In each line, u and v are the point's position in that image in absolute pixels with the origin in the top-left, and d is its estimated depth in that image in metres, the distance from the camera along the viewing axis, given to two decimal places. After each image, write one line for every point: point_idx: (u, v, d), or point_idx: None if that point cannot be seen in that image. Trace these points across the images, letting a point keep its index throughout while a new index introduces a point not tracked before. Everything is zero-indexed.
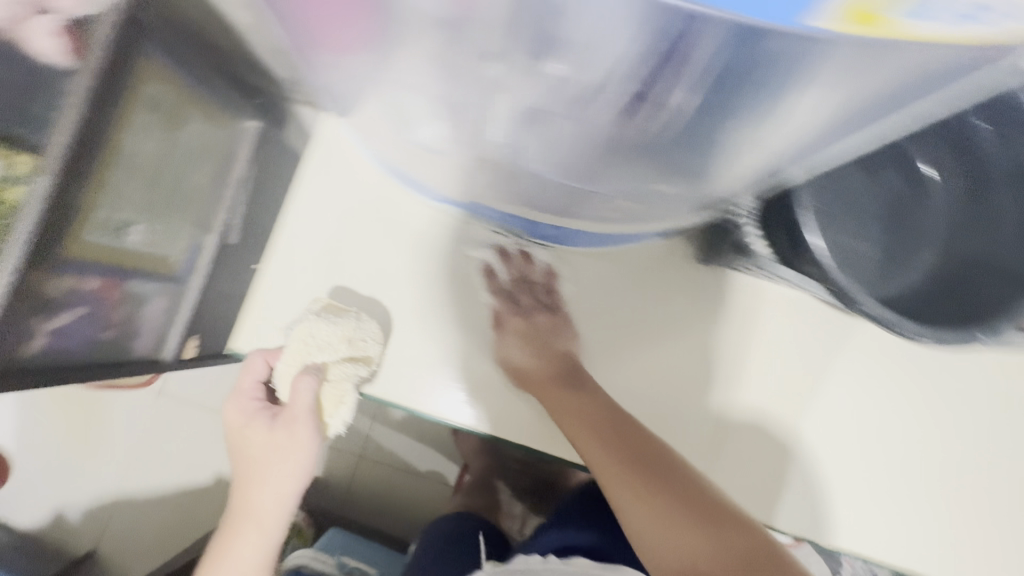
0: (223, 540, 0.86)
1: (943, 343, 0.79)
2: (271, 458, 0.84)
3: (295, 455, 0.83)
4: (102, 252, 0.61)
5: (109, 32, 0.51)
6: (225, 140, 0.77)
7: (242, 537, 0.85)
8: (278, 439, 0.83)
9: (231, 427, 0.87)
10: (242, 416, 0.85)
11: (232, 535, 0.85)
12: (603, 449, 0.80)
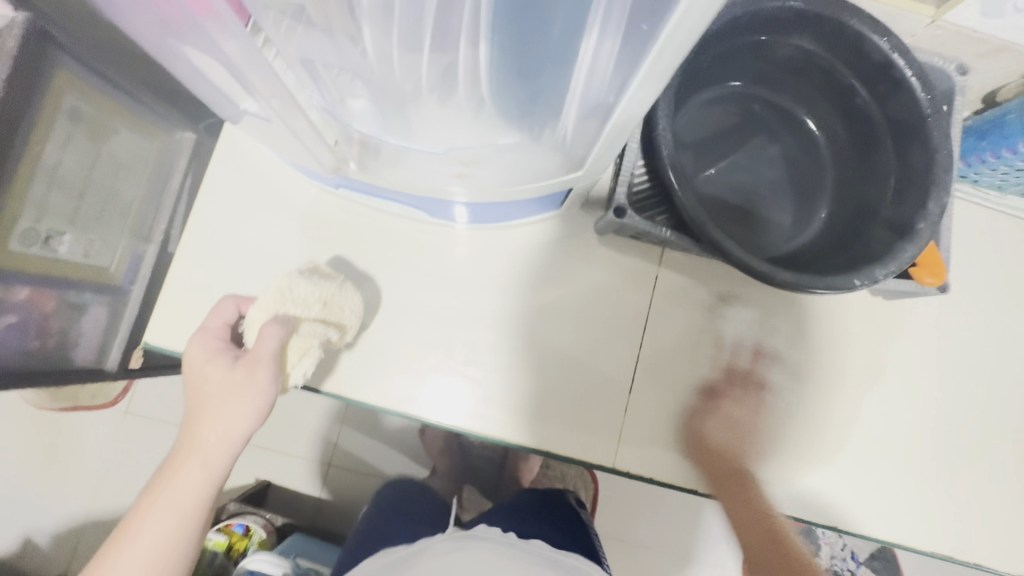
0: (152, 486, 0.52)
1: (819, 290, 0.45)
2: (224, 407, 0.50)
3: (258, 398, 0.50)
4: (27, 259, 0.63)
5: (11, 43, 0.53)
6: (157, 152, 0.78)
7: (157, 512, 0.51)
8: (254, 384, 0.50)
9: (188, 373, 0.52)
10: (203, 356, 0.51)
11: (166, 484, 0.52)
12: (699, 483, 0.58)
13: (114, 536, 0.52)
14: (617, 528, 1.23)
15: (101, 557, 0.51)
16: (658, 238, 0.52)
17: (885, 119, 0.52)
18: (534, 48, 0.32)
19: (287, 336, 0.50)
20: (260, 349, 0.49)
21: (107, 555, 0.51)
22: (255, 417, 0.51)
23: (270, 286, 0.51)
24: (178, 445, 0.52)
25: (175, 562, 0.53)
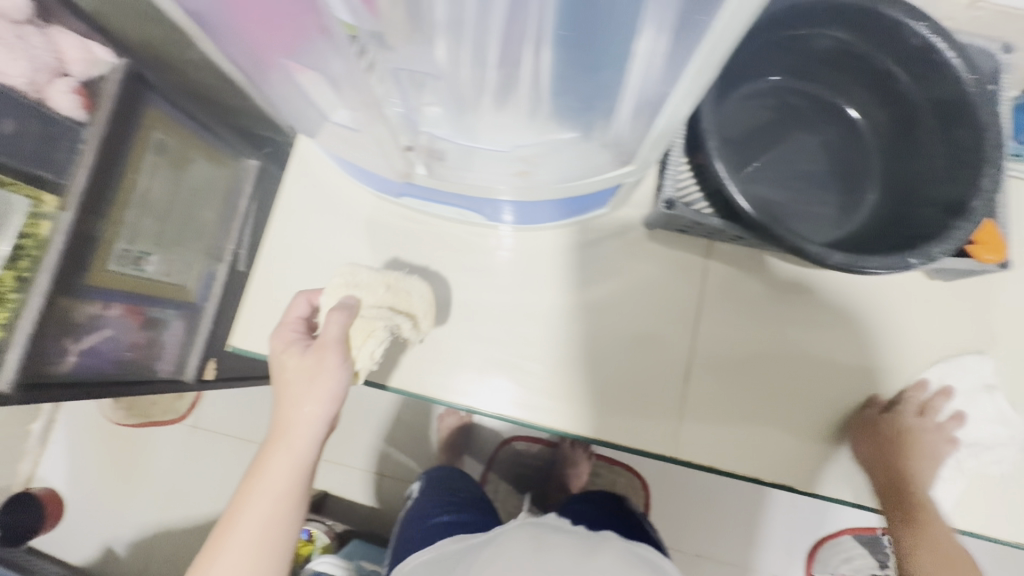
0: (251, 474, 0.58)
1: (874, 271, 0.46)
2: (303, 395, 0.55)
3: (330, 377, 0.54)
4: (123, 279, 0.70)
5: (115, 87, 0.60)
6: (227, 179, 0.86)
7: (256, 496, 0.56)
8: (326, 366, 0.54)
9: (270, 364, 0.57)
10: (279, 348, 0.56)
11: (260, 473, 0.57)
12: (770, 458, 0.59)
13: (219, 523, 0.57)
14: (672, 535, 1.21)
15: (213, 542, 0.57)
16: (709, 228, 0.53)
17: (927, 100, 0.52)
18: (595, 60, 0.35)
19: (351, 321, 0.54)
20: (326, 335, 0.53)
21: (217, 535, 0.56)
22: (330, 398, 0.55)
23: (336, 275, 0.57)
24: (271, 438, 0.58)
25: (278, 543, 0.57)
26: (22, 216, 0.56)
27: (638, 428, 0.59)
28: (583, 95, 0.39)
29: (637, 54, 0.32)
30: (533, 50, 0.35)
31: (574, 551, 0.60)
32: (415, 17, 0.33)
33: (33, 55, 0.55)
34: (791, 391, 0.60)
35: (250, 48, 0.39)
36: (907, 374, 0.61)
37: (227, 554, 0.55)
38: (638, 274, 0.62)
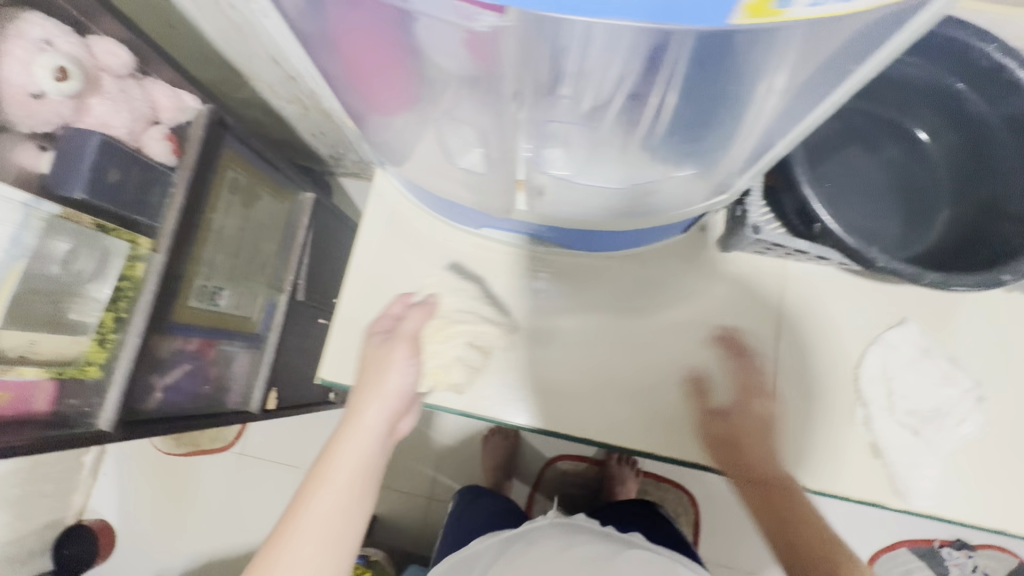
0: (313, 476, 0.51)
1: (966, 289, 0.46)
2: (382, 388, 0.53)
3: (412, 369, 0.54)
4: (202, 314, 0.72)
5: (201, 129, 0.60)
6: (286, 212, 0.89)
7: (323, 495, 0.49)
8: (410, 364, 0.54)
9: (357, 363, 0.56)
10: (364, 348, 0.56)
11: (325, 472, 0.50)
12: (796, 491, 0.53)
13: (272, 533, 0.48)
14: (723, 554, 1.18)
15: (266, 552, 0.47)
16: (797, 249, 0.54)
17: (997, 118, 0.52)
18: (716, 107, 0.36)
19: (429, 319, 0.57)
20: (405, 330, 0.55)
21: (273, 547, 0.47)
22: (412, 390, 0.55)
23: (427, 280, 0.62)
24: (335, 436, 0.52)
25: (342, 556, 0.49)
26: (123, 259, 0.57)
27: (606, 428, 0.57)
28: (695, 140, 0.40)
29: (772, 91, 0.34)
30: (662, 92, 0.35)
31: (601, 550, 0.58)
32: (552, 72, 0.34)
33: (133, 106, 0.55)
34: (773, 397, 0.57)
35: (383, 101, 0.42)
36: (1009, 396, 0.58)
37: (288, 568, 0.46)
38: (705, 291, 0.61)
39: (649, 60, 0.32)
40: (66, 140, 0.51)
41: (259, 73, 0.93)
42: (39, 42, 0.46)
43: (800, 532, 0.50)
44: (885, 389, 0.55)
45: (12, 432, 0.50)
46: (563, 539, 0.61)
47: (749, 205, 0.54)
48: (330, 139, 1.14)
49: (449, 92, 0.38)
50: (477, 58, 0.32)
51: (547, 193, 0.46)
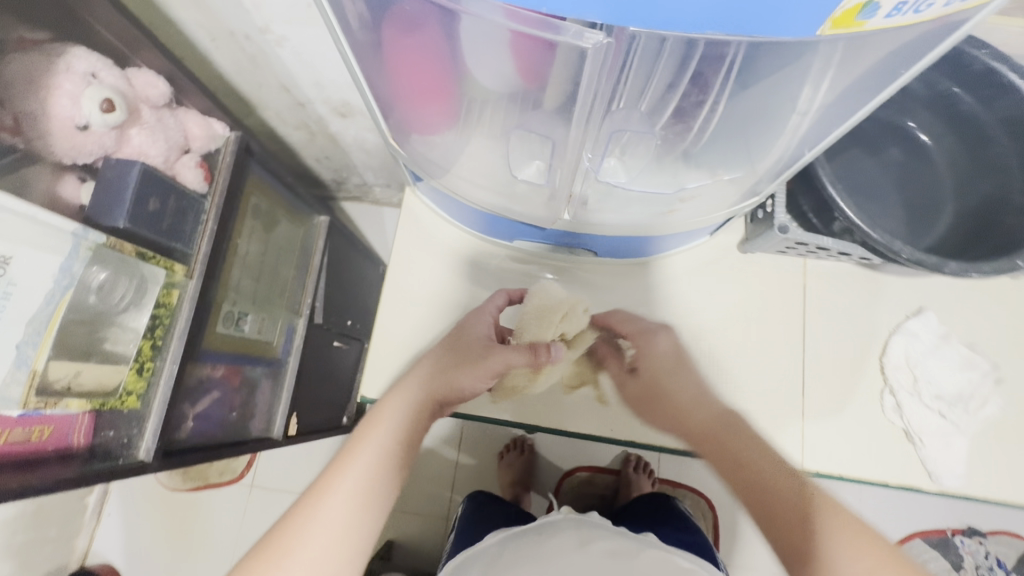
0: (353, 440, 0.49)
1: (984, 276, 0.49)
2: (440, 366, 0.54)
3: (483, 347, 0.55)
4: (230, 340, 0.72)
5: (231, 158, 0.62)
6: (302, 236, 0.90)
7: (359, 453, 0.47)
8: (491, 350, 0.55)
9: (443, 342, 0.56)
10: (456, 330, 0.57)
11: (366, 433, 0.49)
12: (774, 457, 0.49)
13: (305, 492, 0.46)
14: (746, 559, 1.12)
15: (295, 510, 0.45)
16: (820, 247, 0.56)
17: (996, 119, 0.56)
18: (762, 119, 0.39)
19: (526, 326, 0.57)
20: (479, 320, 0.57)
21: (305, 502, 0.45)
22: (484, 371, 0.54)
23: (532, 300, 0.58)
24: (380, 405, 0.51)
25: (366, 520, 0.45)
26: (159, 286, 0.56)
27: (536, 411, 0.61)
28: (739, 151, 0.42)
29: (814, 102, 0.36)
30: (712, 106, 0.37)
31: (620, 546, 0.55)
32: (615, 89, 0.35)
33: (169, 135, 0.56)
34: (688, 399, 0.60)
35: (416, 110, 0.44)
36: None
37: (313, 523, 0.43)
38: (729, 292, 0.63)
39: (704, 75, 0.34)
40: (106, 172, 0.51)
41: (269, 101, 0.91)
42: (85, 76, 0.47)
43: (745, 482, 0.47)
44: (910, 375, 0.58)
45: (57, 468, 0.48)
46: (581, 542, 0.55)
47: (776, 209, 0.56)
48: (335, 163, 1.14)
49: (501, 101, 0.41)
50: (523, 70, 0.37)
51: (591, 202, 0.47)
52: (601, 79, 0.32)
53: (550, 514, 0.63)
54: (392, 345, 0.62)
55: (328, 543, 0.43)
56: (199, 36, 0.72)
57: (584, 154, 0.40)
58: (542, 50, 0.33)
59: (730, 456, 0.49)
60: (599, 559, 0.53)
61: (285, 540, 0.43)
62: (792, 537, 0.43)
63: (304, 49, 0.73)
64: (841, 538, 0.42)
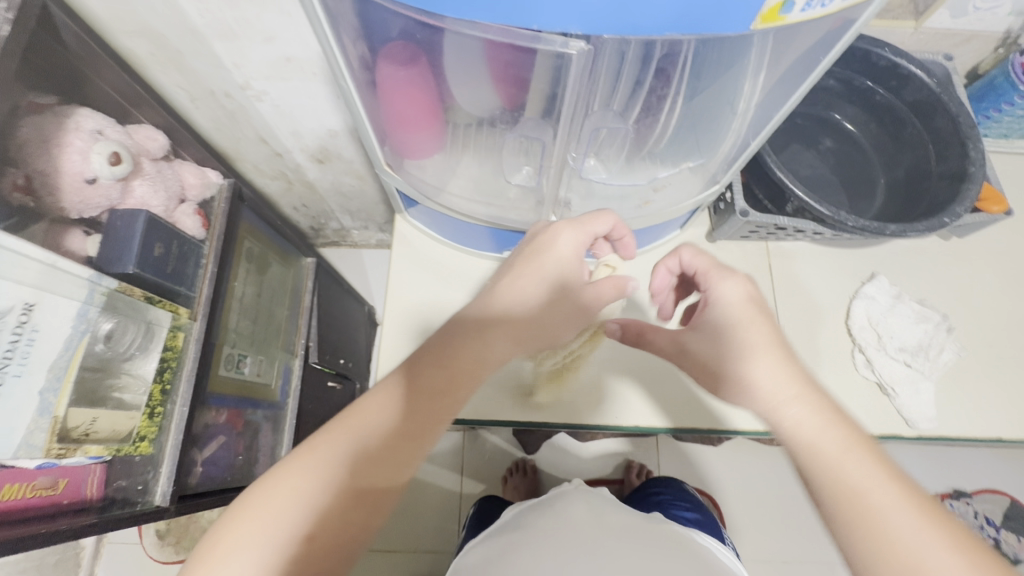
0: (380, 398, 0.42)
1: (919, 234, 0.56)
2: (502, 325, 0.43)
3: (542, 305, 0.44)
4: (233, 382, 0.73)
5: (225, 205, 0.66)
6: (291, 277, 0.92)
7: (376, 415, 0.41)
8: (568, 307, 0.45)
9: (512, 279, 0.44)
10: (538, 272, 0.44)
11: (390, 393, 0.42)
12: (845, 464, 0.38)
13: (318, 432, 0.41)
14: (756, 548, 1.12)
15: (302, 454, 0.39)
16: (779, 227, 0.63)
17: (907, 104, 0.65)
18: (711, 113, 0.45)
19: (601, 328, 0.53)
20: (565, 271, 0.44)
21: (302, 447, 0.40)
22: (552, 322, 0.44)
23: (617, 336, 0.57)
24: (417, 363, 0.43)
25: (370, 491, 0.39)
26: (166, 329, 0.58)
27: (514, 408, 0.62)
28: (697, 142, 0.48)
29: (753, 100, 0.43)
30: (671, 102, 0.43)
31: (638, 517, 0.57)
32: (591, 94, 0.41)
33: (168, 185, 0.59)
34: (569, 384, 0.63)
35: (407, 133, 0.48)
36: (972, 323, 0.66)
37: (317, 468, 0.39)
38: None
39: (661, 73, 0.40)
40: (112, 222, 0.54)
41: (246, 154, 0.91)
42: (93, 133, 0.51)
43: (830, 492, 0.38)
44: (875, 334, 0.64)
45: (76, 519, 0.48)
46: (594, 512, 0.56)
47: (735, 196, 0.62)
48: (313, 211, 1.16)
49: (487, 116, 0.47)
50: (506, 88, 0.42)
51: (574, 203, 0.52)
52: (578, 82, 0.37)
53: (560, 488, 0.65)
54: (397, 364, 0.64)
55: (325, 493, 0.38)
56: (180, 98, 0.74)
57: (567, 154, 0.45)
58: (526, 63, 0.38)
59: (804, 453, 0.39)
60: (608, 526, 0.53)
61: (288, 484, 0.38)
62: (857, 534, 0.36)
63: (283, 102, 0.76)
64: (929, 533, 0.35)
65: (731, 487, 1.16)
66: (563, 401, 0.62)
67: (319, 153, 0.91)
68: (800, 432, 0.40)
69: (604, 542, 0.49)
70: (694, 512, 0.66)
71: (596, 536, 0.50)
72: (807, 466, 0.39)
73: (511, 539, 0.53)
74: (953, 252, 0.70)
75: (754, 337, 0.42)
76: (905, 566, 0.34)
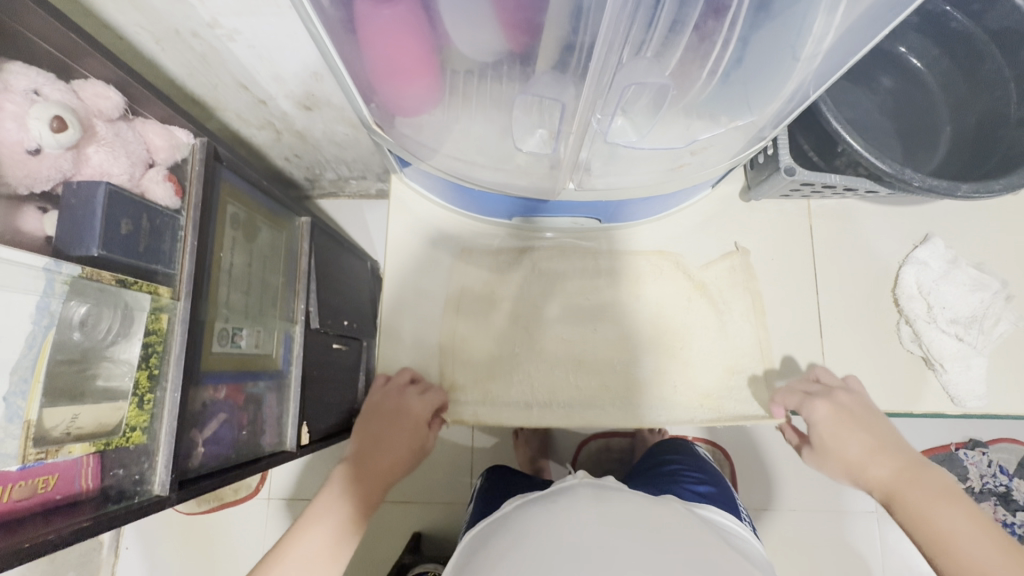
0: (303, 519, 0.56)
1: (994, 195, 0.49)
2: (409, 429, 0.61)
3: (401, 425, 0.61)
4: (227, 359, 0.68)
5: (200, 167, 0.57)
6: (285, 242, 0.84)
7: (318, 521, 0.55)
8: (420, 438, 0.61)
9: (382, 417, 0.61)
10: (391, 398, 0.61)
11: (307, 519, 0.56)
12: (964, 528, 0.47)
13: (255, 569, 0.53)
14: (765, 498, 1.12)
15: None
16: (826, 185, 0.55)
17: (987, 31, 0.54)
18: (769, 59, 0.37)
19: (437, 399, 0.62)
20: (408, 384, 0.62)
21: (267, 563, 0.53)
22: (384, 451, 0.61)
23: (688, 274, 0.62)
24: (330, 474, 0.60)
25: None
26: (146, 312, 0.52)
27: (556, 372, 0.64)
28: (745, 101, 0.40)
29: (824, 40, 0.34)
30: (721, 44, 0.35)
31: (653, 501, 0.54)
32: (625, 41, 0.32)
33: (130, 149, 0.53)
34: (588, 344, 0.65)
35: (395, 90, 0.40)
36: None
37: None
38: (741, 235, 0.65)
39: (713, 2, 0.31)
40: (69, 199, 0.48)
41: (226, 101, 0.82)
42: (27, 94, 0.45)
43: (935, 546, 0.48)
44: (924, 303, 0.60)
45: (72, 517, 0.45)
46: (610, 503, 0.51)
47: (780, 152, 0.54)
48: (306, 162, 1.07)
49: (472, 76, 0.40)
50: (509, 33, 0.34)
51: (595, 167, 0.45)
52: (610, 23, 0.29)
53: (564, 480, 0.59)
54: (423, 354, 0.65)
55: None
56: (143, 40, 0.65)
57: (589, 112, 0.37)
58: None
59: (934, 523, 0.48)
60: (629, 521, 0.49)
61: None
62: None
63: (260, 43, 0.66)
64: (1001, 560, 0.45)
65: (743, 440, 1.15)
66: (614, 363, 0.64)
67: (306, 100, 0.82)
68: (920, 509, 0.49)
69: (617, 538, 0.46)
70: (709, 488, 0.63)
71: (607, 526, 0.47)
72: (923, 533, 0.49)
73: (516, 535, 0.50)
74: (1011, 208, 0.64)
75: (832, 440, 0.55)
76: None
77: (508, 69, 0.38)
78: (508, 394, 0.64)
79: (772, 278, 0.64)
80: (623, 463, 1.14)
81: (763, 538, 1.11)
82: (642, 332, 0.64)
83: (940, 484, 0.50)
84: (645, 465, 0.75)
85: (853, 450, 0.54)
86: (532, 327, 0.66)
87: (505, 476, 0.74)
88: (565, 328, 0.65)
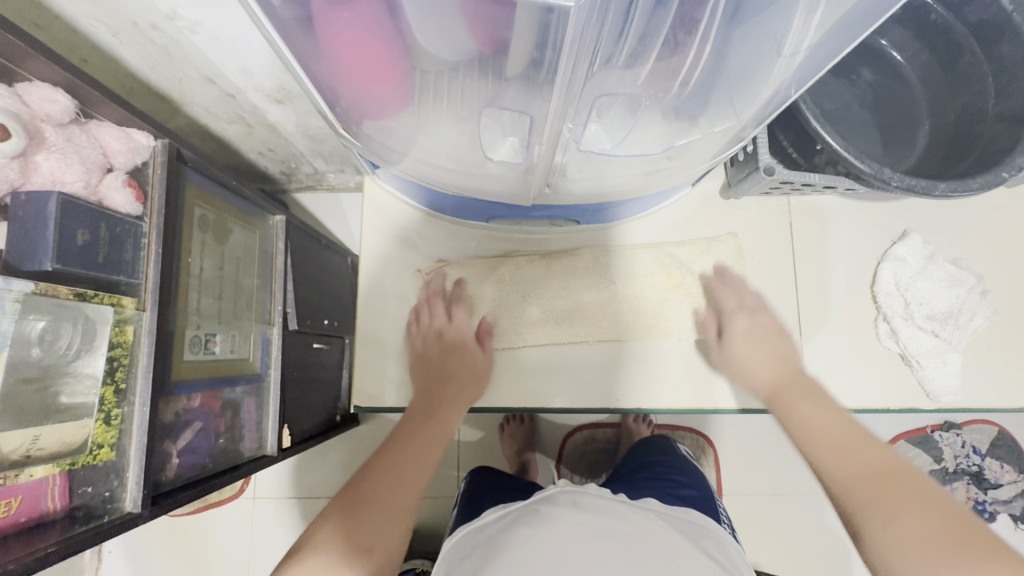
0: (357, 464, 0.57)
1: (971, 193, 0.49)
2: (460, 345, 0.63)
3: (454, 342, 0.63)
4: (201, 366, 0.67)
5: (162, 171, 0.54)
6: (260, 241, 0.80)
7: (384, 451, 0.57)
8: (473, 360, 0.63)
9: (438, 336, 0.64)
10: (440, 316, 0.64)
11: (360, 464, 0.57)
12: (826, 422, 0.51)
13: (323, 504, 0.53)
14: (748, 483, 1.14)
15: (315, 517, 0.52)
16: (805, 183, 0.55)
17: (967, 25, 0.53)
18: (749, 61, 0.35)
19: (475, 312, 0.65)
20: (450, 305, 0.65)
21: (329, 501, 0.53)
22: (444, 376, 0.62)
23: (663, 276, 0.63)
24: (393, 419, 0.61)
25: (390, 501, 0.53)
26: (109, 325, 0.50)
27: (539, 375, 0.63)
28: (724, 104, 0.38)
29: (804, 41, 0.33)
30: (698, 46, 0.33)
31: (631, 507, 0.54)
32: (596, 47, 0.31)
33: (84, 154, 0.51)
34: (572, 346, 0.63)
35: (361, 95, 0.38)
36: (999, 282, 0.62)
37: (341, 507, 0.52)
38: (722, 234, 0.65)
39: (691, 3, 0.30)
40: (20, 209, 0.46)
41: (192, 95, 0.78)
42: None
43: (803, 438, 0.52)
44: (902, 300, 0.61)
45: (39, 540, 0.44)
46: (593, 513, 0.51)
47: (760, 151, 0.53)
48: (280, 155, 1.04)
49: (441, 80, 0.38)
50: (479, 36, 0.32)
51: (570, 171, 0.44)
52: (576, 32, 0.28)
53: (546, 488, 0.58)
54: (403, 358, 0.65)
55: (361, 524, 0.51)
56: (99, 32, 0.62)
57: (559, 118, 0.36)
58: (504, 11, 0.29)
59: (800, 416, 0.53)
60: (609, 533, 0.48)
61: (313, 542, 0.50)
62: (824, 457, 0.49)
63: (224, 35, 0.63)
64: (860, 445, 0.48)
65: (726, 427, 1.16)
66: (597, 364, 0.63)
67: (276, 93, 0.79)
68: (793, 403, 0.54)
69: (592, 549, 0.47)
70: (693, 492, 0.64)
71: (585, 537, 0.47)
72: (794, 421, 0.53)
73: (492, 548, 0.49)
74: (988, 202, 0.64)
75: (743, 341, 0.59)
76: (846, 480, 0.47)
77: (480, 71, 0.36)
78: (493, 399, 0.63)
79: (754, 275, 0.64)
80: (608, 454, 1.14)
81: (744, 521, 1.13)
82: (628, 333, 0.63)
83: (838, 414, 0.52)
84: (629, 467, 0.76)
85: (752, 359, 0.58)
86: (516, 331, 0.64)
87: (489, 478, 0.73)
88: (552, 332, 0.64)
